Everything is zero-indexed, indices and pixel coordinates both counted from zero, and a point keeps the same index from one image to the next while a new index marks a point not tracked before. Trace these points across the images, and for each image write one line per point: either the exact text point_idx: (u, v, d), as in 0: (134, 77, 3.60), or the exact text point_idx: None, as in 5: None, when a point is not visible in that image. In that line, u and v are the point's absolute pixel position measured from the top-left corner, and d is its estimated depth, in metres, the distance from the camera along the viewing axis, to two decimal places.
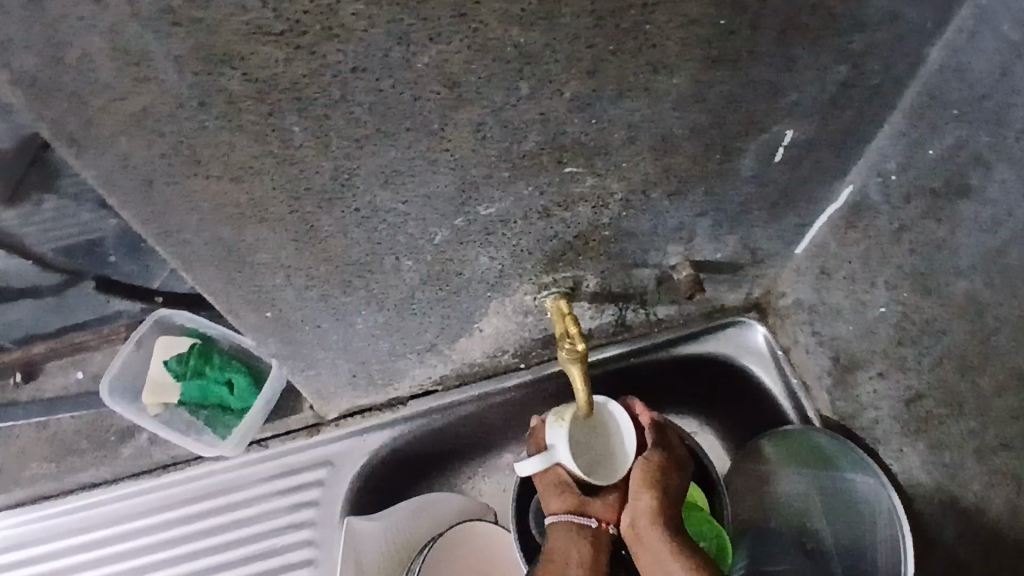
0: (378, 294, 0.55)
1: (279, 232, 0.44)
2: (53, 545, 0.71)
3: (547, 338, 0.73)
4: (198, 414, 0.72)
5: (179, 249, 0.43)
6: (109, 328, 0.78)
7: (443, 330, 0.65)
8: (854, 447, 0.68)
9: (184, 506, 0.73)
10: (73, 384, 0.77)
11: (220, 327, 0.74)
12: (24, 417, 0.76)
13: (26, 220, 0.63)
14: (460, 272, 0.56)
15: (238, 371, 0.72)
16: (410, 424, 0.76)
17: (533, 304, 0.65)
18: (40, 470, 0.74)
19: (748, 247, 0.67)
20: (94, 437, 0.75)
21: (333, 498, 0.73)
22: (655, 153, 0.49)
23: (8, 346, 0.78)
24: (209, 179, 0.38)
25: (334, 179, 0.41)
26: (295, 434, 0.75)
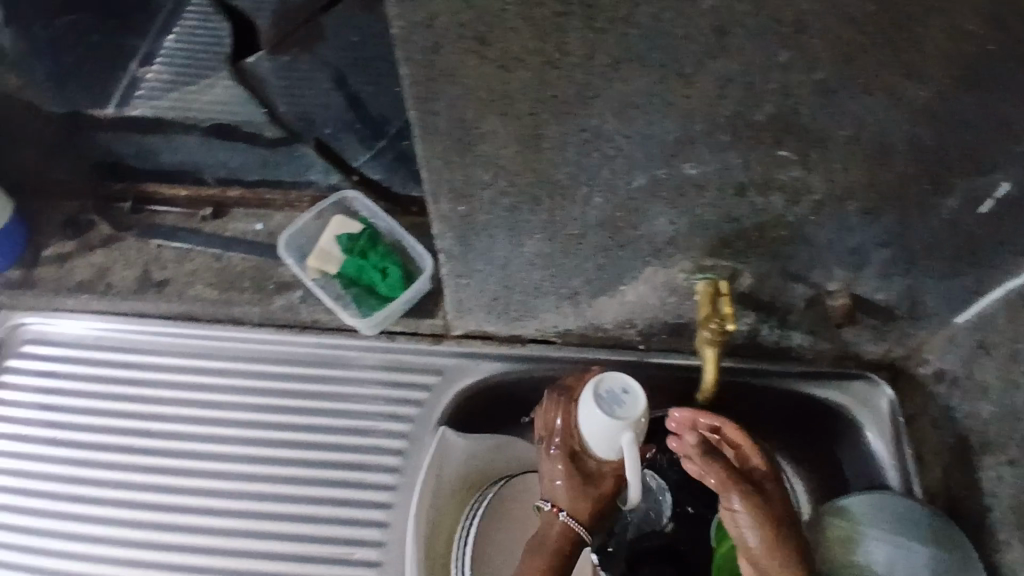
0: (557, 222, 0.59)
1: (509, 128, 0.49)
2: (196, 362, 0.79)
3: (676, 325, 0.74)
4: (348, 290, 0.79)
5: (426, 118, 0.48)
6: (295, 194, 0.83)
7: (592, 282, 0.68)
8: (959, 530, 0.66)
9: (309, 367, 0.79)
10: (250, 234, 0.83)
11: (390, 221, 0.80)
12: (203, 244, 0.82)
13: (280, 74, 0.72)
14: (637, 227, 0.59)
15: (394, 264, 0.78)
16: (523, 364, 0.80)
17: (683, 284, 0.66)
18: (202, 293, 0.80)
19: (912, 297, 0.66)
20: (256, 280, 0.80)
21: (436, 405, 0.78)
22: (868, 161, 0.50)
23: (209, 181, 0.83)
24: (483, 59, 0.44)
25: (579, 94, 0.46)
26: (420, 338, 0.81)
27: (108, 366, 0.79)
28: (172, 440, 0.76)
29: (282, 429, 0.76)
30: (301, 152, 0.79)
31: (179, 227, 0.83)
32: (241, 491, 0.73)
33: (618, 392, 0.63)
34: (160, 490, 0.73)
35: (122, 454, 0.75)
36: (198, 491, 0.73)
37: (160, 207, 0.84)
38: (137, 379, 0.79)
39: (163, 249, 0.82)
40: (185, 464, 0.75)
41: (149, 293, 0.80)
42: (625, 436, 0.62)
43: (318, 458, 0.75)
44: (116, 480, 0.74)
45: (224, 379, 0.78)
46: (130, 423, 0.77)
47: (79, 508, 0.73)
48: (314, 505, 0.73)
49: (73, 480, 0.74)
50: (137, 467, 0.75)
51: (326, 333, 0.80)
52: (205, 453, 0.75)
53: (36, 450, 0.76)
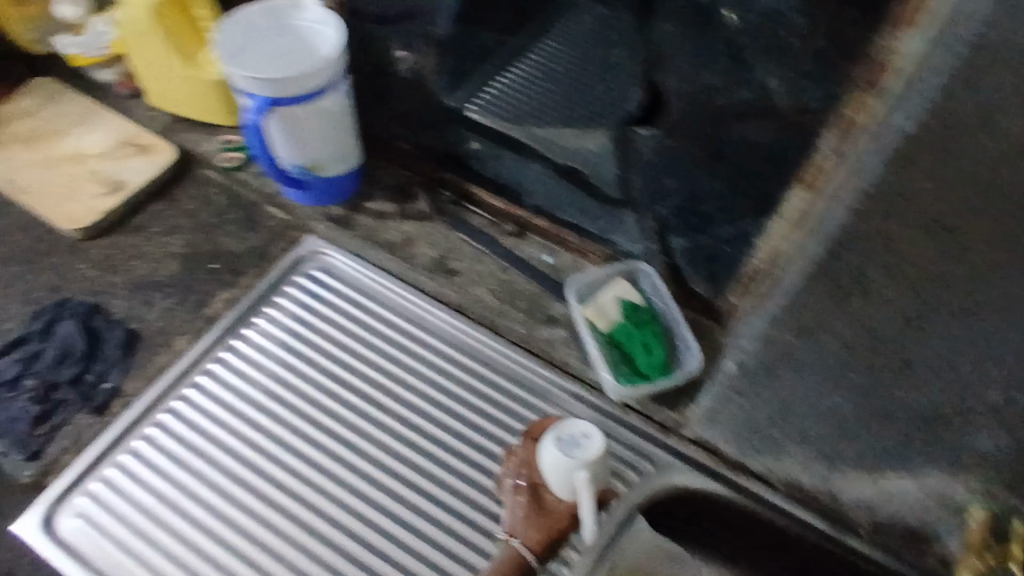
0: (877, 388, 0.61)
1: (909, 297, 0.53)
2: (448, 348, 0.84)
3: (910, 532, 0.71)
4: (609, 350, 0.81)
5: (840, 245, 0.54)
6: (590, 245, 0.88)
7: (861, 457, 0.68)
8: None
9: (542, 398, 0.81)
10: (538, 261, 0.89)
11: (670, 306, 0.83)
12: (498, 253, 0.89)
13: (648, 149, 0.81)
14: (954, 429, 0.59)
15: (661, 347, 0.80)
16: (736, 492, 0.78)
17: (954, 500, 0.65)
18: (481, 294, 0.87)
19: None
20: (531, 303, 0.86)
21: (644, 488, 0.76)
22: None
23: (524, 203, 0.91)
24: (927, 227, 0.49)
25: (992, 293, 0.50)
26: (646, 420, 0.82)
27: (354, 324, 0.85)
28: (379, 418, 0.78)
29: (477, 454, 0.76)
30: (621, 218, 0.85)
31: (484, 231, 0.91)
32: (419, 496, 0.73)
33: (578, 436, 0.63)
34: (353, 458, 0.76)
35: (333, 409, 0.79)
36: (381, 478, 0.75)
37: (473, 207, 0.93)
38: (375, 347, 0.83)
39: (463, 242, 0.90)
40: (383, 445, 0.77)
41: (438, 276, 0.88)
42: (579, 478, 0.61)
43: (494, 496, 0.74)
44: (321, 432, 0.77)
45: (446, 383, 0.81)
46: (352, 384, 0.81)
47: (281, 440, 0.77)
48: (502, 526, 0.73)
49: (286, 411, 0.78)
50: (343, 427, 0.78)
51: (559, 377, 0.82)
52: (402, 443, 0.77)
53: (267, 370, 0.81)
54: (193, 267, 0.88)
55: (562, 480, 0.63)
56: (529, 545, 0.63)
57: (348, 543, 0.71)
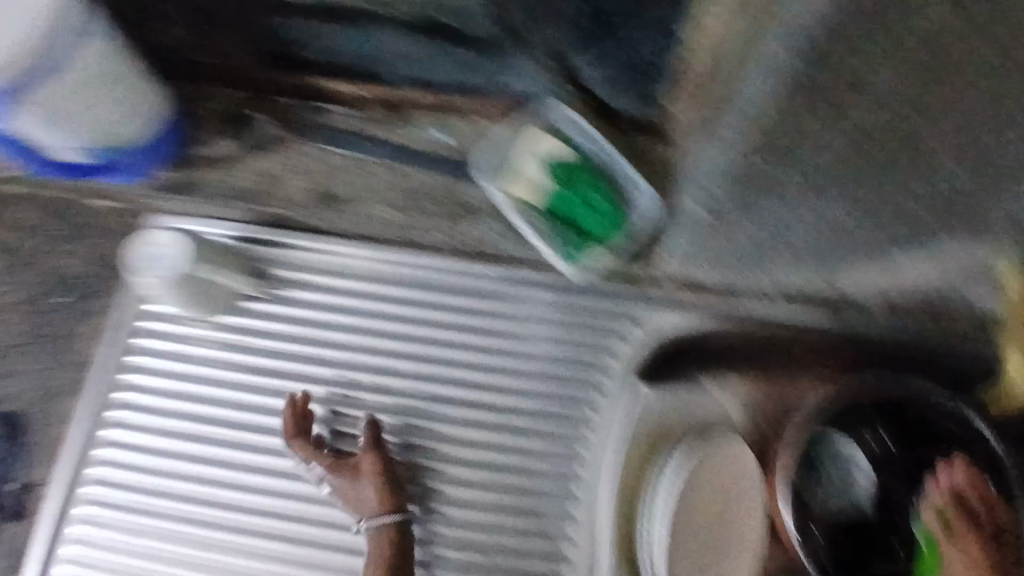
0: (878, 182, 0.48)
1: (899, 79, 0.38)
2: (361, 285, 0.72)
3: (934, 304, 0.62)
4: (549, 223, 0.69)
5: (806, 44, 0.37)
6: (483, 100, 0.71)
7: (861, 247, 0.58)
8: None
9: (488, 301, 0.71)
10: (431, 143, 0.72)
11: (599, 142, 0.68)
12: (380, 155, 0.72)
13: None
14: (973, 201, 0.48)
15: (606, 198, 0.67)
16: (736, 320, 0.69)
17: (979, 262, 0.56)
18: (382, 215, 0.72)
19: None
20: (442, 202, 0.71)
21: (631, 359, 0.69)
22: None
23: (386, 79, 0.72)
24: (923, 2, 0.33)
25: None
26: (617, 281, 0.71)
27: (259, 307, 0.72)
28: (339, 387, 0.71)
29: (456, 385, 0.70)
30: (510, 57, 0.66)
31: (349, 129, 0.73)
32: (422, 453, 0.69)
33: (155, 249, 0.64)
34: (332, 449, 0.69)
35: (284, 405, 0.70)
36: (371, 450, 0.69)
37: (326, 103, 0.73)
38: (266, 337, 0.72)
39: (331, 155, 0.73)
40: (355, 416, 0.70)
41: (320, 207, 0.73)
42: (192, 267, 0.65)
43: (484, 427, 0.69)
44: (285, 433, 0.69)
45: (365, 336, 0.71)
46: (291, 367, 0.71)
47: (221, 469, 0.70)
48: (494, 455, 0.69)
49: (213, 442, 0.70)
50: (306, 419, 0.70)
51: (500, 273, 0.71)
52: (335, 429, 0.70)
53: (194, 392, 0.71)
54: (48, 314, 0.75)
55: (175, 273, 0.64)
56: (381, 513, 0.64)
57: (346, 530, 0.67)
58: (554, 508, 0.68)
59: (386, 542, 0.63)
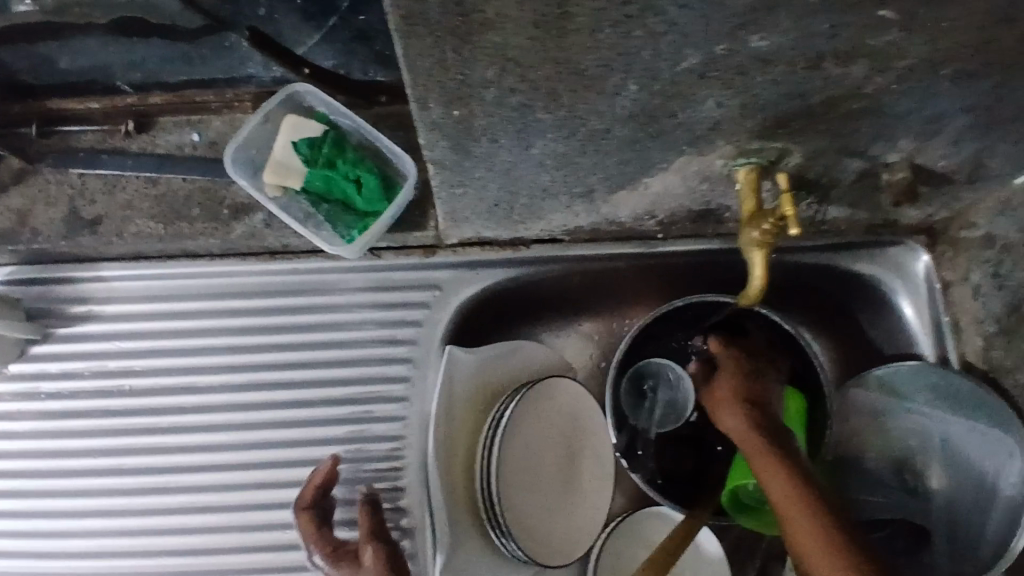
0: (579, 118, 0.47)
1: (526, 10, 0.36)
2: (156, 308, 0.71)
3: (701, 211, 0.66)
4: (318, 208, 0.66)
5: (409, 7, 0.35)
6: (231, 93, 0.68)
7: (611, 176, 0.58)
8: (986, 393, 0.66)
9: (287, 296, 0.72)
10: (189, 146, 0.69)
11: (353, 116, 0.66)
12: (133, 168, 0.68)
13: None
14: (675, 114, 0.47)
15: (369, 171, 0.66)
16: (526, 268, 0.74)
17: (720, 170, 0.56)
18: (146, 229, 0.67)
19: (976, 162, 0.58)
20: (207, 207, 0.67)
21: (437, 323, 0.74)
22: (987, 20, 0.39)
23: (124, 88, 0.68)
24: None
25: None
26: (410, 251, 0.72)
27: (63, 339, 0.72)
28: (162, 395, 0.71)
29: (276, 370, 0.72)
30: (230, 43, 0.61)
31: (101, 149, 0.69)
32: (255, 441, 0.71)
33: None
34: (170, 455, 0.71)
35: (116, 424, 0.71)
36: (207, 446, 0.71)
37: (75, 126, 0.69)
38: (68, 377, 0.72)
39: (87, 178, 0.68)
40: (178, 433, 0.71)
41: (82, 235, 0.67)
42: None
43: (309, 420, 0.71)
44: (122, 450, 0.71)
45: (169, 355, 0.71)
46: (113, 387, 0.71)
47: (55, 508, 0.71)
48: (321, 445, 0.71)
49: (43, 486, 0.71)
50: (137, 432, 0.71)
51: (292, 266, 0.72)
52: (161, 450, 0.71)
53: (24, 430, 0.72)
54: None
55: None
56: None
57: (195, 537, 0.70)
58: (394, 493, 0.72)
59: None
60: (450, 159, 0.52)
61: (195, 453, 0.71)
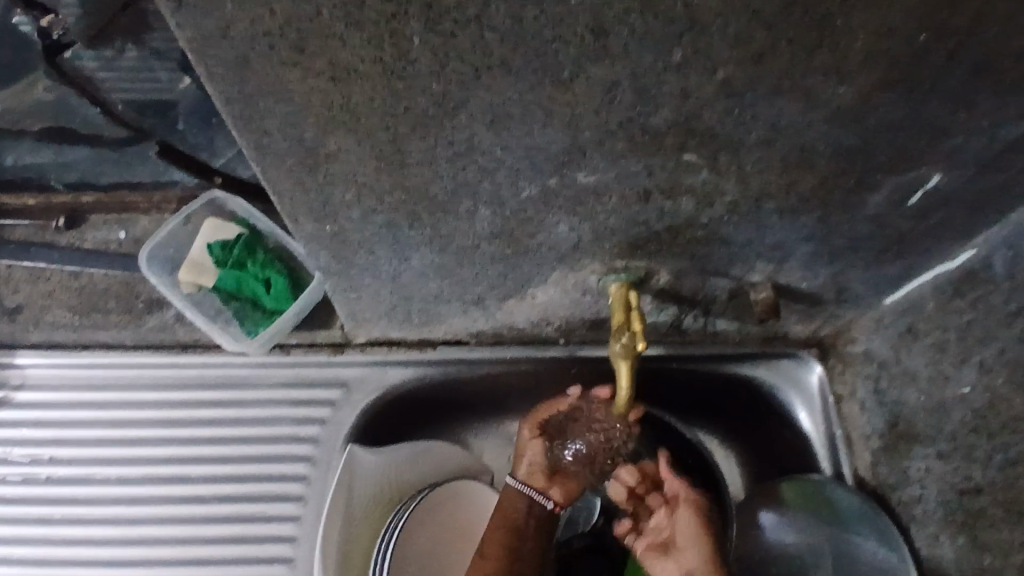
0: (444, 236, 0.51)
1: (363, 147, 0.40)
2: (66, 395, 0.73)
3: (594, 320, 0.69)
4: (228, 304, 0.70)
5: (256, 139, 0.39)
6: (160, 195, 0.75)
7: (495, 287, 0.61)
8: (871, 505, 0.66)
9: (197, 390, 0.73)
10: (113, 243, 0.75)
11: (268, 220, 0.71)
12: (57, 261, 0.74)
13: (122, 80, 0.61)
14: (534, 235, 0.51)
15: (278, 272, 0.69)
16: (433, 370, 0.74)
17: (595, 285, 0.60)
18: (60, 319, 0.73)
19: (838, 284, 0.62)
20: (123, 299, 0.73)
21: (341, 422, 0.73)
22: (788, 164, 0.44)
23: (58, 187, 0.74)
24: (312, 93, 0.36)
25: (437, 105, 0.37)
26: (319, 348, 0.74)
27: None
28: (61, 485, 0.71)
29: (175, 463, 0.72)
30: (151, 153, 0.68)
31: (31, 240, 0.75)
32: (148, 536, 0.70)
33: None
34: (55, 547, 0.70)
35: (8, 512, 0.71)
36: (99, 540, 0.70)
37: (9, 219, 0.76)
38: None
39: (14, 269, 0.74)
40: (70, 524, 0.70)
41: (1, 322, 0.73)
42: None
43: (203, 518, 0.70)
44: (10, 539, 0.70)
45: (74, 443, 0.72)
46: (9, 475, 0.72)
47: None
48: (210, 546, 0.69)
49: None
50: (26, 521, 0.70)
51: (204, 359, 0.73)
52: (50, 541, 0.70)
53: None
54: None
55: None
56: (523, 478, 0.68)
57: None
58: None
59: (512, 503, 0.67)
60: (334, 265, 0.56)
61: (83, 544, 0.70)
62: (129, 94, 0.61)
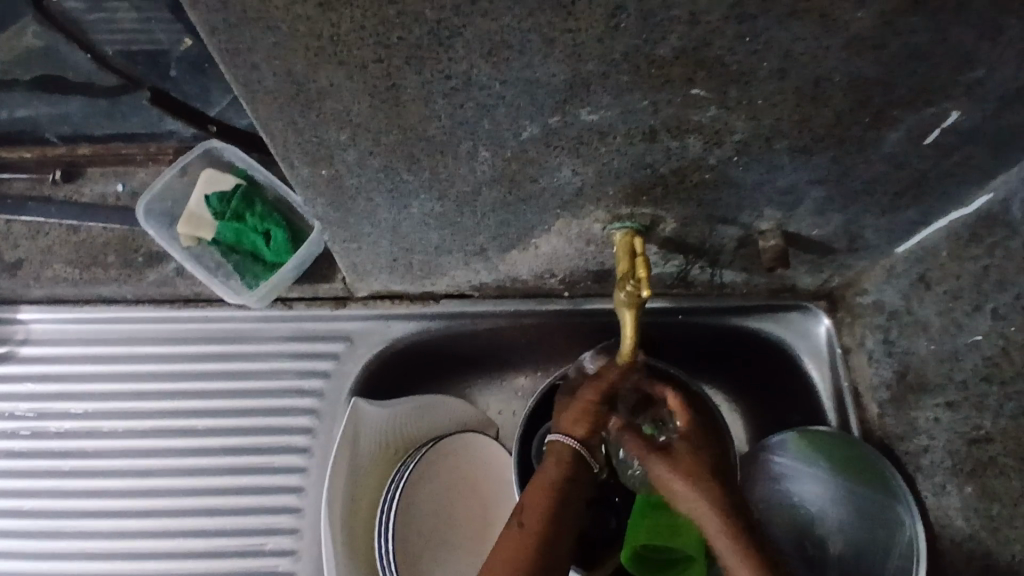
0: (444, 181, 0.50)
1: (356, 81, 0.38)
2: (69, 350, 0.73)
3: (599, 272, 0.68)
4: (228, 258, 0.69)
5: (245, 74, 0.38)
6: (156, 147, 0.73)
7: (498, 237, 0.60)
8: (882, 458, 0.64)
9: (200, 344, 0.73)
10: (111, 196, 0.74)
11: (267, 172, 0.70)
12: (56, 216, 0.73)
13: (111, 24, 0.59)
14: (537, 180, 0.50)
15: (277, 225, 0.69)
16: (436, 323, 0.73)
17: (600, 233, 0.59)
18: (62, 274, 0.71)
19: (850, 232, 0.60)
20: (122, 254, 0.71)
21: (345, 376, 0.73)
22: (800, 99, 0.42)
23: (53, 139, 0.73)
24: (300, 21, 0.34)
25: (432, 34, 0.35)
26: (322, 302, 0.73)
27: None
28: (69, 438, 0.72)
29: (180, 416, 0.72)
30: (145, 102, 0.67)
31: (29, 195, 0.74)
32: (158, 487, 0.70)
33: None
34: (65, 499, 0.71)
35: (19, 465, 0.71)
36: (108, 491, 0.70)
37: (5, 172, 0.75)
38: None
39: (13, 223, 0.74)
40: (80, 476, 0.71)
41: (2, 277, 0.72)
42: None
43: (210, 469, 0.70)
44: (23, 490, 0.71)
45: (81, 397, 0.72)
46: (18, 429, 0.72)
47: None
48: (218, 497, 0.70)
49: None
50: (37, 474, 0.71)
51: (206, 313, 0.73)
52: (61, 492, 0.71)
53: None
54: None
55: None
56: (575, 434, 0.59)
57: None
58: (283, 546, 0.68)
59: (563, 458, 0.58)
60: (332, 213, 0.55)
61: (94, 495, 0.70)
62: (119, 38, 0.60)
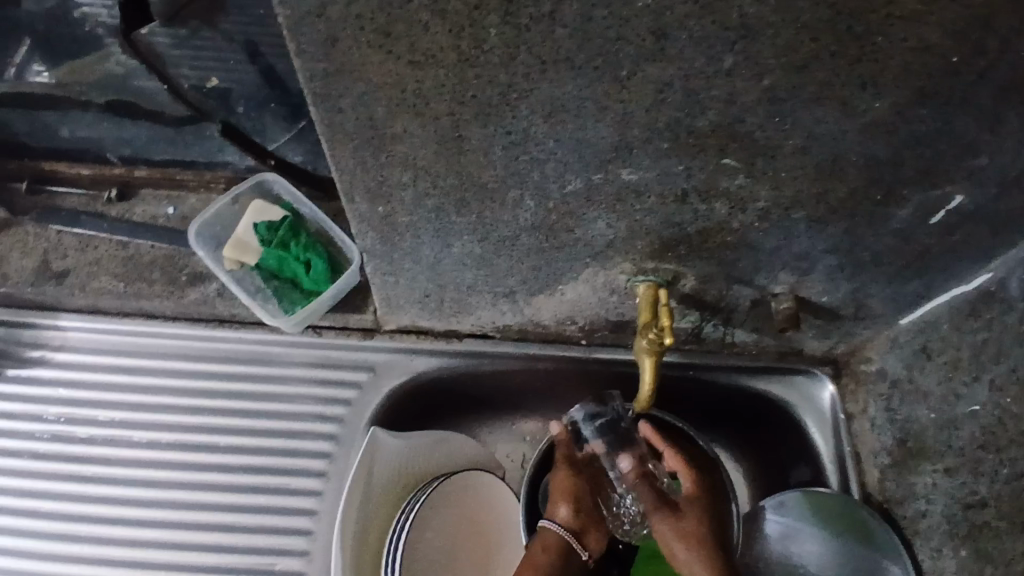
0: (487, 224, 0.54)
1: (427, 131, 0.43)
2: (103, 360, 0.76)
3: (618, 322, 0.72)
4: (268, 284, 0.73)
5: (331, 115, 0.42)
6: (209, 175, 0.78)
7: (527, 281, 0.64)
8: (886, 526, 0.67)
9: (230, 363, 0.76)
10: (162, 217, 0.79)
11: (312, 205, 0.75)
12: (107, 231, 0.77)
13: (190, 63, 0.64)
14: (572, 230, 0.54)
15: (318, 255, 0.73)
16: (457, 361, 0.77)
17: (623, 284, 0.63)
18: (107, 286, 0.75)
19: (857, 300, 0.64)
20: (167, 272, 0.75)
21: (366, 406, 0.75)
22: (819, 175, 0.46)
23: (113, 160, 0.78)
24: (390, 75, 0.39)
25: (501, 95, 0.40)
26: (350, 332, 0.77)
27: (10, 380, 0.76)
28: (93, 445, 0.74)
29: (205, 432, 0.74)
30: (208, 133, 0.72)
31: (83, 210, 0.79)
32: (175, 499, 0.72)
33: None
34: (81, 504, 0.72)
35: (40, 468, 0.73)
36: (126, 500, 0.72)
37: (63, 187, 0.80)
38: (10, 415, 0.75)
39: (64, 234, 0.78)
40: (99, 482, 0.73)
41: (48, 284, 0.75)
42: None
43: (228, 486, 0.72)
44: (41, 492, 0.73)
45: (108, 406, 0.75)
46: (43, 432, 0.74)
47: None
48: (232, 513, 0.71)
49: None
50: (57, 477, 0.73)
51: (238, 334, 0.77)
52: (78, 496, 0.72)
53: None
54: None
55: None
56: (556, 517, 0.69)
57: None
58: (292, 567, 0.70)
59: (550, 542, 0.68)
60: (378, 246, 0.59)
61: (111, 501, 0.72)
62: (195, 75, 0.65)
